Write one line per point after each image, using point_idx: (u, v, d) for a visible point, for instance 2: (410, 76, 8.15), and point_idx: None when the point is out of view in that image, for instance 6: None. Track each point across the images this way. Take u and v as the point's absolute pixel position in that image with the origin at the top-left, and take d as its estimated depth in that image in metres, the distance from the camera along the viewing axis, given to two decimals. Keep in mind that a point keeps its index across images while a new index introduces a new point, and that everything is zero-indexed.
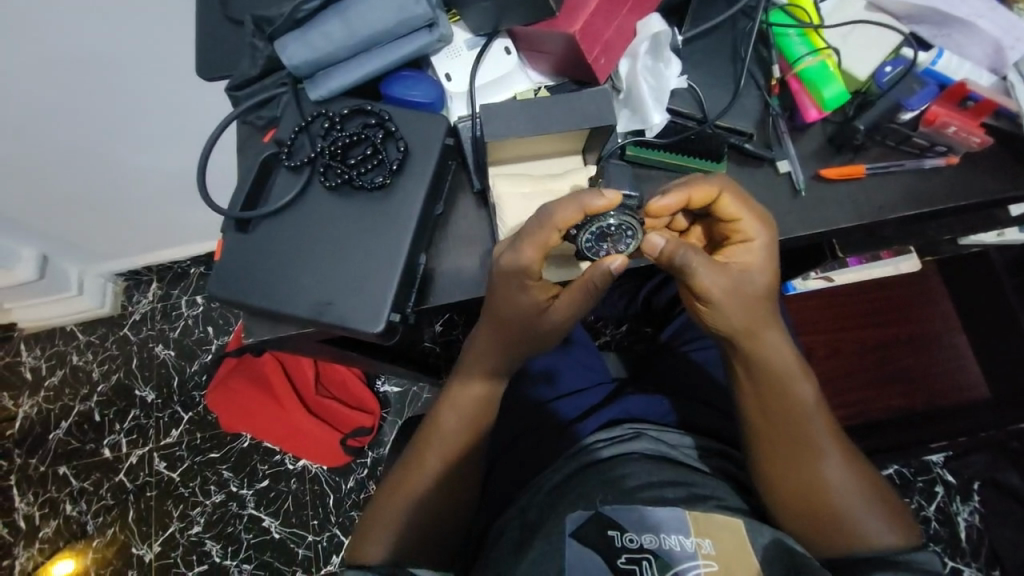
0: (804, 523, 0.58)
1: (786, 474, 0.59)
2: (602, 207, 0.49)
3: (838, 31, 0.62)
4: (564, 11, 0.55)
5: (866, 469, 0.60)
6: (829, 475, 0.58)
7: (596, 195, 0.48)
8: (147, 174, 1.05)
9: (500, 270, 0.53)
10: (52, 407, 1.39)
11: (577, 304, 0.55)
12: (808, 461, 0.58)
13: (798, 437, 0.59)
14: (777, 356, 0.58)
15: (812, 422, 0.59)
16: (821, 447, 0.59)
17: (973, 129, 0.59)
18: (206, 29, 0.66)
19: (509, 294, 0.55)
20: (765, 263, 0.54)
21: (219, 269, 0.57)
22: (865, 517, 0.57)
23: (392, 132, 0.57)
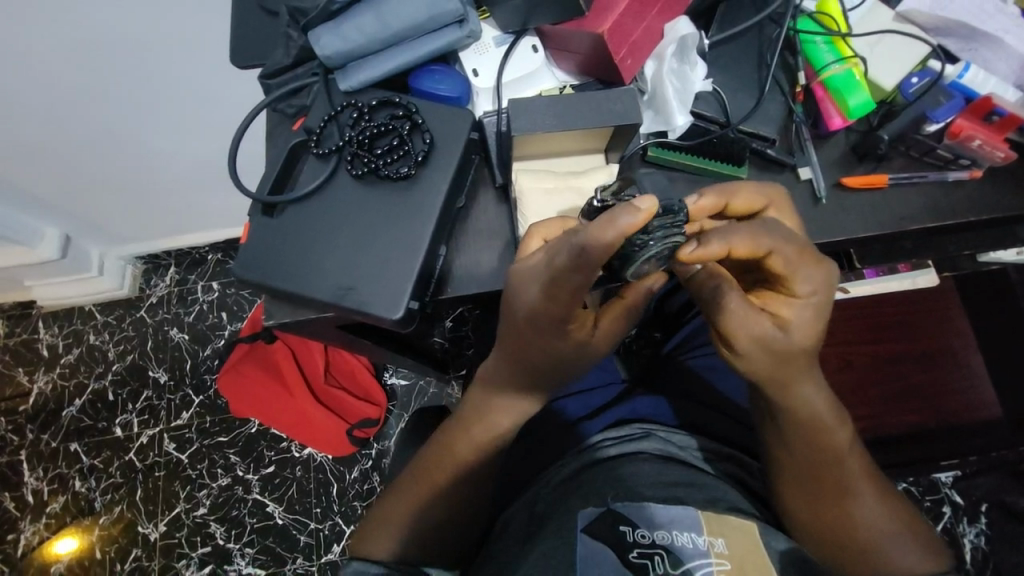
0: (836, 555, 0.61)
1: (820, 518, 0.60)
2: (640, 224, 0.41)
3: (866, 40, 0.63)
4: (593, 11, 0.55)
5: (896, 499, 0.62)
6: (864, 515, 0.60)
7: (629, 214, 0.41)
8: (174, 159, 1.08)
9: (539, 318, 0.52)
10: (67, 384, 1.42)
11: (617, 327, 0.57)
12: (843, 504, 0.60)
13: (831, 482, 0.59)
14: (811, 404, 0.57)
15: (846, 464, 0.59)
16: (854, 487, 0.60)
17: (998, 142, 0.58)
18: (241, 18, 0.68)
19: (550, 341, 0.54)
20: (813, 317, 0.52)
21: (244, 251, 0.59)
22: (898, 552, 0.60)
23: (418, 124, 0.58)
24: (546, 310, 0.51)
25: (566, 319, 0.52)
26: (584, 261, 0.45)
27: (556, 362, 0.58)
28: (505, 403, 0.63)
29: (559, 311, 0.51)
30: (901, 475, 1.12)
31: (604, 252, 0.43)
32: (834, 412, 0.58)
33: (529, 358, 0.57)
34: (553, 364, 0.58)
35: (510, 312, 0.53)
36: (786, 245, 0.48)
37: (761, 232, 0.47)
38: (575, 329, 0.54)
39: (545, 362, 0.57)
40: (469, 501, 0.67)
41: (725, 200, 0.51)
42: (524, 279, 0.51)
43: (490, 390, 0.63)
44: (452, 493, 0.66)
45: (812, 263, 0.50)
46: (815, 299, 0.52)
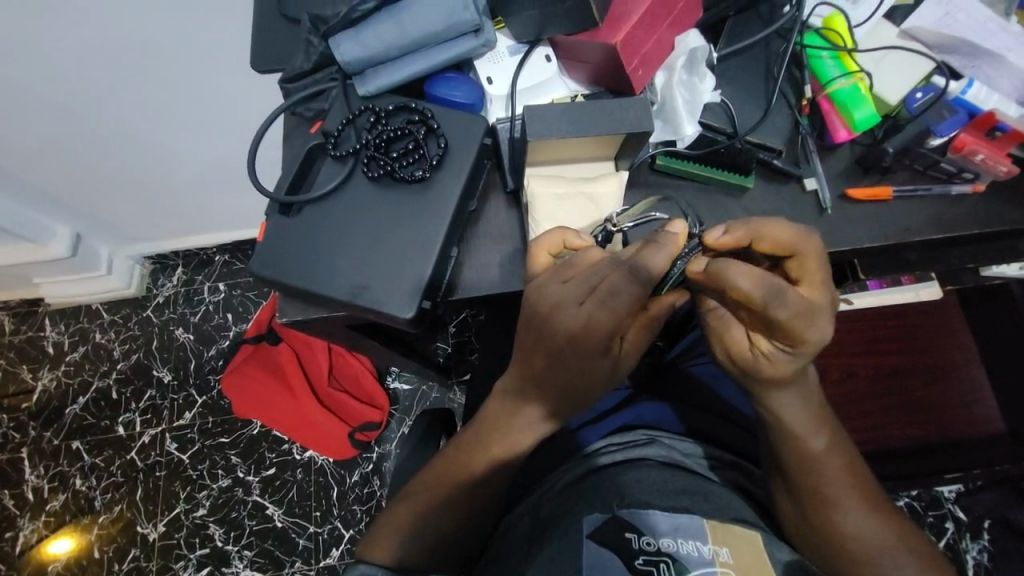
0: (826, 557, 0.61)
1: (807, 523, 0.61)
2: (680, 240, 0.50)
3: (871, 56, 0.64)
4: (606, 23, 0.57)
5: (884, 504, 0.62)
6: (851, 527, 0.60)
7: (672, 244, 0.49)
8: (189, 160, 1.10)
9: (579, 341, 0.51)
10: (71, 382, 1.43)
11: (644, 338, 0.56)
12: (831, 515, 0.60)
13: (814, 492, 0.60)
14: (781, 413, 0.57)
15: (827, 470, 0.60)
16: (840, 498, 0.60)
17: (1000, 158, 0.61)
18: (262, 24, 0.70)
19: (590, 364, 0.53)
20: (796, 362, 0.51)
21: (261, 249, 0.60)
22: (888, 563, 0.60)
23: (433, 129, 0.60)
24: (595, 326, 0.50)
25: (611, 337, 0.50)
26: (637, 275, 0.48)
27: (587, 386, 0.56)
28: (522, 425, 0.62)
29: (608, 326, 0.49)
30: (903, 488, 1.11)
31: (659, 277, 0.49)
32: (812, 422, 0.58)
33: (562, 381, 0.56)
34: (584, 387, 0.57)
35: (545, 333, 0.52)
36: (774, 307, 0.46)
37: (764, 286, 0.45)
38: (613, 348, 0.53)
39: (582, 385, 0.56)
40: (475, 507, 0.66)
41: (751, 236, 0.50)
42: (562, 296, 0.50)
43: (515, 417, 0.62)
44: (457, 500, 0.66)
45: (806, 327, 0.47)
46: (797, 351, 0.50)
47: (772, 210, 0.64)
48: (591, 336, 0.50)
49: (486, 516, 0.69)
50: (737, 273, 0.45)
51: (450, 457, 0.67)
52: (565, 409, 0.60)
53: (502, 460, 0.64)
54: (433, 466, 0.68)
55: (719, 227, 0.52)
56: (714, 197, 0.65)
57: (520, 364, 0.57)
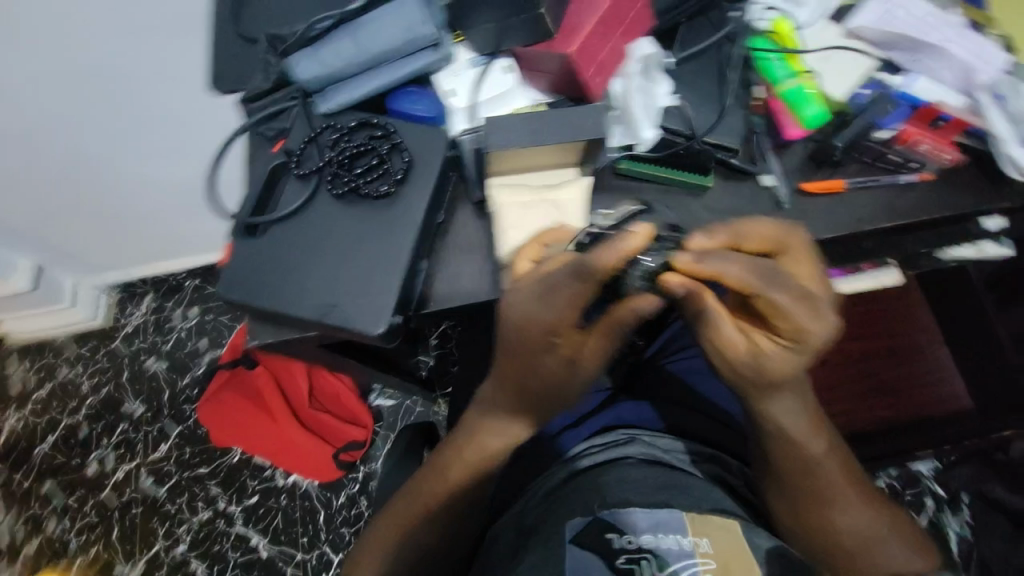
0: (824, 556, 0.63)
1: (801, 521, 0.63)
2: (637, 242, 0.46)
3: (816, 56, 0.67)
4: (561, 33, 0.59)
5: (883, 500, 0.64)
6: (849, 523, 0.62)
7: (631, 237, 0.47)
8: (154, 185, 1.07)
9: (520, 332, 0.53)
10: (40, 420, 1.37)
11: (603, 344, 0.54)
12: (829, 513, 0.61)
13: (811, 493, 0.61)
14: (779, 419, 0.59)
15: (826, 471, 0.61)
16: (837, 498, 0.61)
17: (943, 147, 0.65)
18: (218, 45, 0.69)
19: (533, 358, 0.54)
20: (797, 362, 0.53)
21: (225, 273, 0.59)
22: (883, 554, 0.62)
23: (397, 144, 0.60)
24: (534, 318, 0.51)
25: (551, 331, 0.51)
26: (578, 268, 0.48)
27: (548, 388, 0.57)
28: (493, 425, 0.63)
29: (545, 319, 0.51)
30: (879, 467, 1.16)
31: (608, 272, 0.48)
32: (809, 425, 0.59)
33: (519, 379, 0.57)
34: (541, 386, 0.57)
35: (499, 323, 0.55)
36: (771, 289, 0.49)
37: (752, 269, 0.49)
38: (558, 346, 0.53)
39: (535, 383, 0.57)
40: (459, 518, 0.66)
41: (735, 238, 0.53)
42: (517, 289, 0.53)
43: (483, 416, 0.63)
44: (440, 515, 0.65)
45: (802, 312, 0.49)
46: (805, 347, 0.51)
47: (732, 208, 0.66)
48: (529, 325, 0.52)
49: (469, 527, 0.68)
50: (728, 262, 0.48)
51: (430, 472, 0.66)
52: (535, 409, 0.61)
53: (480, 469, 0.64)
54: (415, 483, 0.67)
55: (700, 234, 0.53)
56: (676, 198, 0.66)
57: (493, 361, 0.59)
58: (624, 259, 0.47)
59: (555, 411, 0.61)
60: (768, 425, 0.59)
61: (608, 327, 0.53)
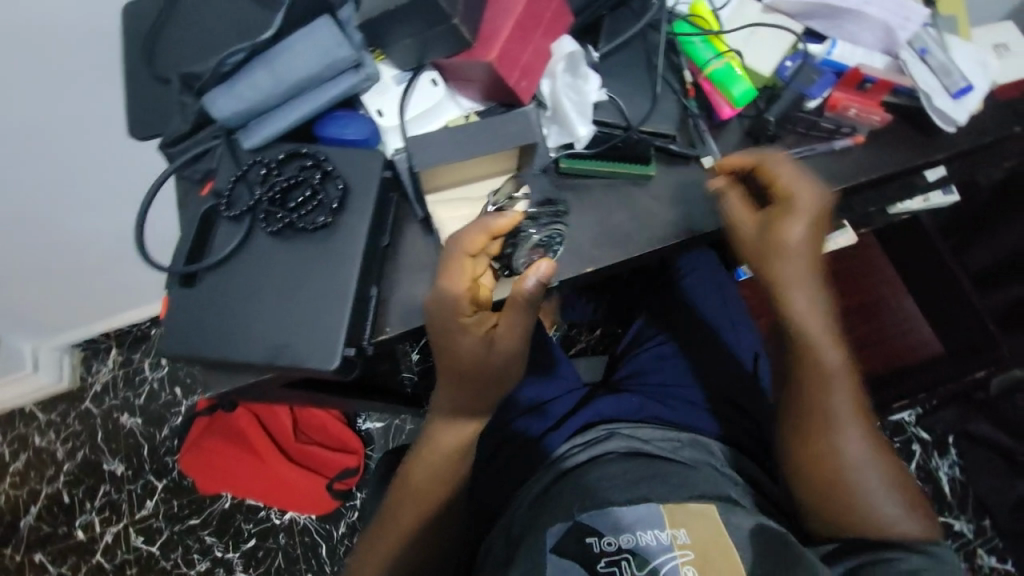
0: (822, 498, 0.61)
1: (809, 446, 0.62)
2: (501, 220, 0.55)
3: (738, 34, 0.68)
4: (479, 41, 0.58)
5: (891, 457, 0.62)
6: (854, 461, 0.60)
7: (496, 217, 0.55)
8: (97, 239, 1.03)
9: (433, 321, 0.57)
10: (19, 493, 1.32)
11: (513, 322, 0.58)
12: (836, 442, 0.61)
13: (820, 412, 0.61)
14: (799, 317, 0.61)
15: (838, 388, 0.61)
16: (845, 424, 0.61)
17: (870, 109, 0.67)
18: (135, 89, 0.67)
19: (451, 345, 0.58)
20: (803, 229, 0.59)
21: (166, 327, 0.56)
22: (879, 504, 0.60)
23: (329, 172, 0.58)
24: (440, 303, 0.56)
25: (455, 312, 0.56)
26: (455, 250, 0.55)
27: (482, 373, 0.60)
28: (442, 423, 0.67)
29: (447, 301, 0.55)
30: None
31: (477, 247, 0.55)
32: (829, 332, 0.61)
33: (450, 369, 0.61)
34: (474, 373, 0.61)
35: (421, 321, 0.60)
36: (777, 163, 0.60)
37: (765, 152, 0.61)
38: (470, 328, 0.57)
39: (466, 370, 0.60)
40: (447, 523, 0.69)
41: None
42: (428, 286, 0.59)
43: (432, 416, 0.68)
44: (429, 525, 0.68)
45: (799, 182, 0.59)
46: (803, 212, 0.59)
47: (678, 193, 0.66)
48: (437, 312, 0.56)
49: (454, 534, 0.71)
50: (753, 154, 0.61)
51: (413, 489, 0.68)
52: (472, 396, 0.64)
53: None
54: (396, 501, 0.69)
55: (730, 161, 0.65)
56: (622, 190, 0.66)
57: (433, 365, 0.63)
58: (490, 234, 0.55)
59: (497, 393, 0.64)
60: (790, 324, 0.61)
61: (513, 301, 0.57)
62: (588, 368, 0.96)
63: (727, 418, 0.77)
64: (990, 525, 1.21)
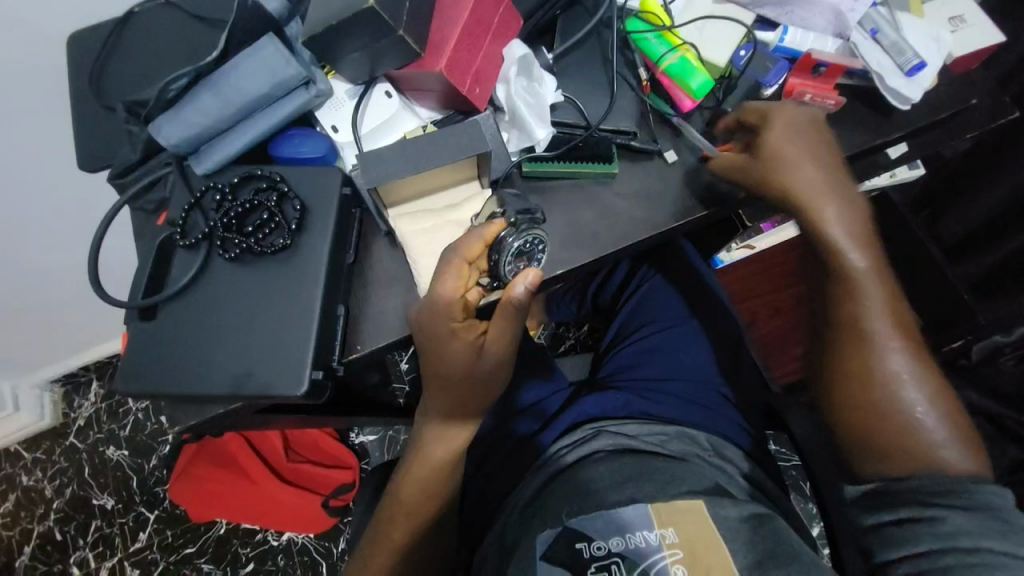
0: (853, 421, 0.56)
1: (833, 358, 0.59)
2: (488, 229, 0.55)
3: (692, 27, 0.68)
4: (428, 50, 0.57)
5: (940, 384, 0.56)
6: (890, 376, 0.56)
7: (485, 226, 0.55)
8: (64, 274, 1.00)
9: (424, 329, 0.56)
10: (9, 534, 1.29)
11: (504, 329, 0.57)
12: (869, 356, 0.57)
13: (854, 323, 0.58)
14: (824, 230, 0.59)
15: (868, 299, 0.58)
16: (878, 339, 0.57)
17: (826, 92, 0.67)
18: (85, 120, 0.65)
19: (443, 352, 0.57)
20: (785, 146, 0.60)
21: (130, 362, 0.55)
22: (917, 430, 0.54)
23: (285, 193, 0.57)
24: (431, 309, 0.54)
25: (447, 317, 0.55)
26: (449, 260, 0.54)
27: (473, 378, 0.59)
28: (430, 432, 0.65)
29: (438, 307, 0.54)
30: None
31: (471, 254, 0.54)
32: (854, 242, 0.59)
33: (442, 375, 0.59)
34: (464, 379, 0.59)
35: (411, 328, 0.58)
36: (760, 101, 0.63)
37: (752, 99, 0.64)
38: (459, 333, 0.56)
39: (458, 376, 0.59)
40: (436, 534, 0.69)
41: None
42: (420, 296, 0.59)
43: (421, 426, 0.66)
44: (421, 539, 0.67)
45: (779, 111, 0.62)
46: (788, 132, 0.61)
47: (644, 188, 0.66)
48: (428, 319, 0.55)
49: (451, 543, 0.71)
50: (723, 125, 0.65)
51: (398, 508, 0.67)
52: (464, 403, 0.63)
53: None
54: (386, 520, 0.67)
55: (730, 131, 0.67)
56: (589, 189, 0.66)
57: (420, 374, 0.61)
58: (481, 244, 0.55)
59: (486, 400, 0.63)
60: (813, 235, 0.60)
61: (502, 307, 0.55)
62: (573, 368, 0.95)
63: (715, 408, 0.77)
64: None
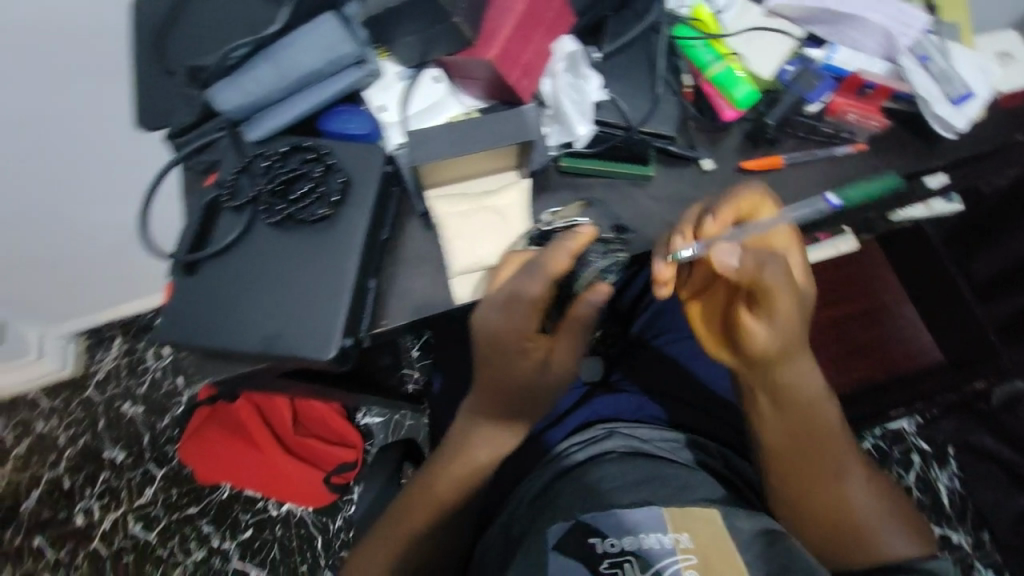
0: (830, 539, 0.62)
1: (816, 493, 0.63)
2: (582, 243, 0.55)
3: (740, 38, 0.68)
4: (481, 39, 0.59)
5: (884, 487, 0.65)
6: (854, 499, 0.63)
7: (572, 237, 0.55)
8: (105, 230, 1.05)
9: (495, 342, 0.56)
10: (19, 478, 1.34)
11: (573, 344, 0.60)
12: (840, 483, 0.63)
13: (830, 461, 0.63)
14: (802, 380, 0.62)
15: (836, 439, 0.64)
16: (846, 467, 0.64)
17: (868, 113, 0.68)
18: (145, 81, 0.68)
19: (509, 367, 0.58)
20: (780, 294, 0.56)
21: (169, 315, 0.57)
22: (884, 538, 0.62)
23: (331, 166, 0.59)
24: (507, 327, 0.55)
25: (524, 335, 0.56)
26: (538, 275, 0.54)
27: (530, 391, 0.61)
28: (482, 439, 0.65)
29: (518, 326, 0.55)
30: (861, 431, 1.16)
31: (560, 270, 0.54)
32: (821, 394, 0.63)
33: (502, 387, 0.60)
34: (523, 392, 0.61)
35: (475, 335, 0.58)
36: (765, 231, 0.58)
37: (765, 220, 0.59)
38: (531, 350, 0.57)
39: (518, 389, 0.60)
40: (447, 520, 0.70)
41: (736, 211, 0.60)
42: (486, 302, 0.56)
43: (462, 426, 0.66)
44: (428, 521, 0.68)
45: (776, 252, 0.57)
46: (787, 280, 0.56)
47: (676, 193, 0.67)
48: (500, 333, 0.55)
49: (464, 526, 0.72)
50: (730, 203, 0.59)
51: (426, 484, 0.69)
52: (514, 411, 0.63)
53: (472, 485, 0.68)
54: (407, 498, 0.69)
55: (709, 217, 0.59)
56: (623, 189, 0.67)
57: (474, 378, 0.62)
58: (572, 257, 0.55)
59: (537, 411, 0.64)
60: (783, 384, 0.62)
61: (573, 321, 0.59)
62: None
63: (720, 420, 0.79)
64: (990, 540, 1.18)
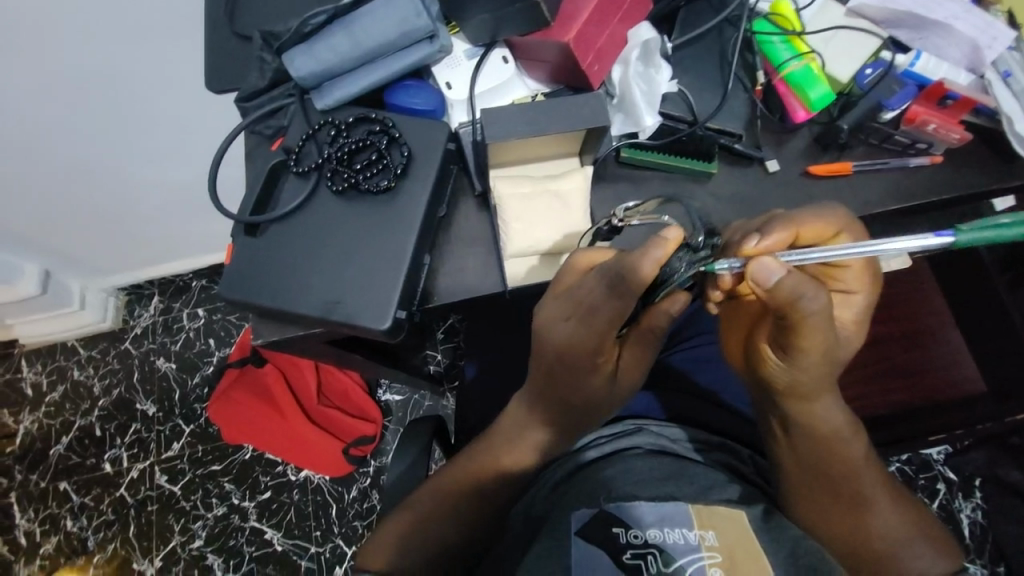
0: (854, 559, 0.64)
1: (842, 524, 0.63)
2: (669, 252, 0.48)
3: (820, 36, 0.66)
4: (558, 21, 0.58)
5: (910, 507, 0.66)
6: (880, 528, 0.63)
7: (661, 245, 0.48)
8: (155, 189, 1.07)
9: (564, 356, 0.59)
10: (53, 422, 1.40)
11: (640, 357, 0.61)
12: (865, 514, 0.63)
13: (857, 495, 0.63)
14: (830, 421, 0.60)
15: (863, 475, 0.63)
16: (872, 499, 0.63)
17: (951, 125, 0.62)
18: (216, 44, 0.69)
19: (577, 381, 0.61)
20: (817, 332, 0.50)
21: (229, 272, 0.59)
22: (906, 558, 0.64)
23: (396, 138, 0.59)
24: (577, 343, 0.57)
25: (596, 353, 0.57)
26: (618, 292, 0.52)
27: (593, 402, 0.63)
28: (534, 437, 0.68)
29: (589, 344, 0.56)
30: (889, 454, 1.13)
31: (641, 286, 0.50)
32: (848, 431, 0.61)
33: (565, 397, 0.63)
34: (586, 404, 0.64)
35: (539, 345, 0.60)
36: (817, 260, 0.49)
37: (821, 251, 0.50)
38: (602, 366, 0.59)
39: (579, 400, 0.63)
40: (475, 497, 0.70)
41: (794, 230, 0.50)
42: (552, 314, 0.58)
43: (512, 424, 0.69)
44: (460, 496, 0.69)
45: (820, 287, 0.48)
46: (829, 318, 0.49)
47: (736, 193, 0.65)
48: (569, 349, 0.57)
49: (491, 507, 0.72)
50: (783, 227, 0.50)
51: (464, 461, 0.71)
52: (569, 417, 0.66)
53: (506, 468, 0.68)
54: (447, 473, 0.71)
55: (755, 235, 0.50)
56: (682, 184, 0.65)
57: (534, 384, 0.64)
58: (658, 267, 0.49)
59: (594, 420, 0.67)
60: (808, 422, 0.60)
61: (643, 335, 0.60)
62: None
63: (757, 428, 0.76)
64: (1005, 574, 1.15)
